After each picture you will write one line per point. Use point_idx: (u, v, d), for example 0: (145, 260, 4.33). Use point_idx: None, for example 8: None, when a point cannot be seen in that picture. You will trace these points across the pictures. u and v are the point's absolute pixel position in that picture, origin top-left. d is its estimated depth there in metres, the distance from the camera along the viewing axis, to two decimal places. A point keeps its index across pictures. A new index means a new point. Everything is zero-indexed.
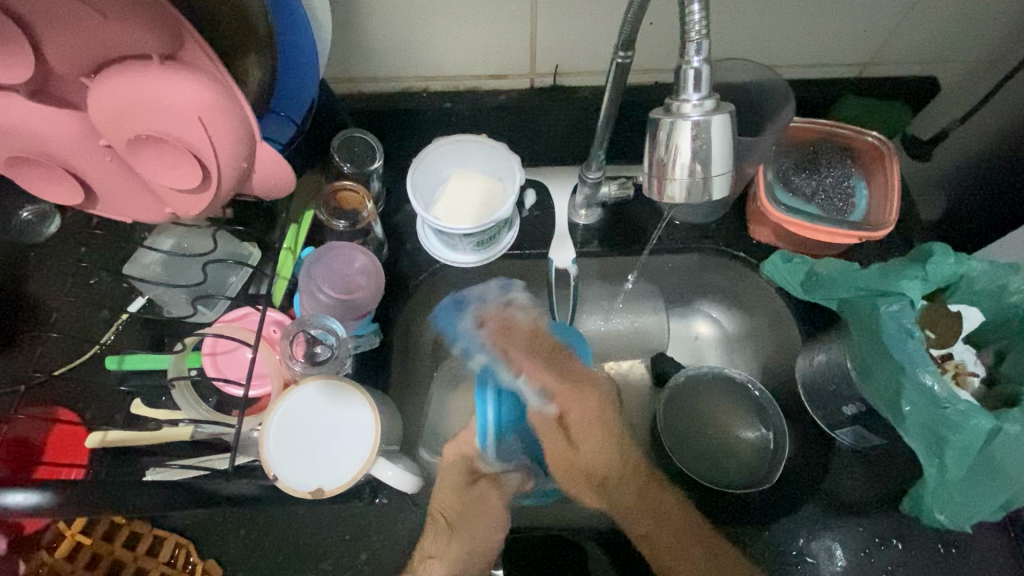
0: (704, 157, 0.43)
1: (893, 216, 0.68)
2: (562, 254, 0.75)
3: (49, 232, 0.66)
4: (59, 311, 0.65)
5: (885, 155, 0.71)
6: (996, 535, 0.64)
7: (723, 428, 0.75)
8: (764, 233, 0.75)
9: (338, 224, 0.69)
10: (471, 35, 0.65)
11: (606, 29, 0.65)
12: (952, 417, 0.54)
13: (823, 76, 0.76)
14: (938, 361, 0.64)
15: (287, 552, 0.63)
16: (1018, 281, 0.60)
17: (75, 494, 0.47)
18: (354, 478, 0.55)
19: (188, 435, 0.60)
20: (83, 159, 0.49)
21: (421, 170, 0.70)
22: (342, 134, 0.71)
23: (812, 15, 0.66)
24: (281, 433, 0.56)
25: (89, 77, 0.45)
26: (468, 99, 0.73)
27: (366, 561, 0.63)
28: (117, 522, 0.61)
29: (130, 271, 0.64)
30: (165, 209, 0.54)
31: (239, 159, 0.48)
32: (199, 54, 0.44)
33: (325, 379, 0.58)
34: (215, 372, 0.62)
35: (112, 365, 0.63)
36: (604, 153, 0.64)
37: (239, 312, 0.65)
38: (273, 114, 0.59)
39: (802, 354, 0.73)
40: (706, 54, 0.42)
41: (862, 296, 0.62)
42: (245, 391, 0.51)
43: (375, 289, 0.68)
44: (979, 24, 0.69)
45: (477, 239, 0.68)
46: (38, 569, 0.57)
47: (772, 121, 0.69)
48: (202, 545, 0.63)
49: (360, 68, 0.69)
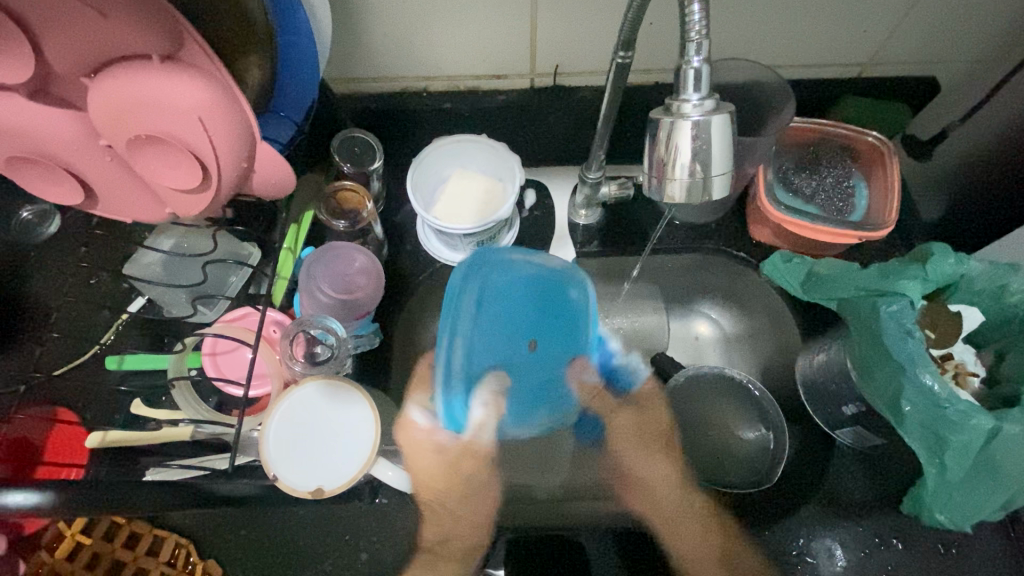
0: (705, 157, 0.43)
1: (893, 216, 0.68)
2: (562, 254, 0.77)
3: (49, 232, 0.66)
4: (59, 311, 0.65)
5: (885, 155, 0.72)
6: (996, 535, 0.64)
7: (723, 428, 0.76)
8: (764, 233, 0.75)
9: (338, 225, 0.69)
10: (470, 35, 0.65)
11: (606, 30, 0.65)
12: (952, 417, 0.54)
13: (824, 76, 0.76)
14: (938, 360, 0.65)
15: (287, 552, 0.63)
16: (1018, 282, 0.59)
17: (75, 495, 0.47)
18: (354, 478, 0.55)
19: (188, 436, 0.59)
20: (83, 159, 0.49)
21: (421, 170, 0.70)
22: (342, 134, 0.71)
23: (813, 15, 0.66)
24: (282, 433, 0.56)
25: (89, 77, 0.45)
26: (467, 100, 0.73)
27: (366, 561, 0.63)
28: (117, 522, 0.61)
29: (130, 271, 0.64)
30: (165, 209, 0.54)
31: (239, 159, 0.48)
32: (198, 54, 0.44)
33: (326, 379, 0.58)
34: (216, 372, 0.62)
35: (113, 365, 0.64)
36: (604, 153, 0.64)
37: (239, 311, 0.65)
38: (273, 113, 0.59)
39: (802, 354, 0.74)
40: (706, 53, 0.42)
41: (862, 295, 0.62)
42: (245, 391, 0.51)
43: (375, 289, 0.68)
44: (980, 24, 0.69)
45: (477, 238, 0.68)
46: (37, 569, 0.57)
47: (772, 120, 0.70)
48: (202, 545, 0.63)
49: (361, 68, 0.69)
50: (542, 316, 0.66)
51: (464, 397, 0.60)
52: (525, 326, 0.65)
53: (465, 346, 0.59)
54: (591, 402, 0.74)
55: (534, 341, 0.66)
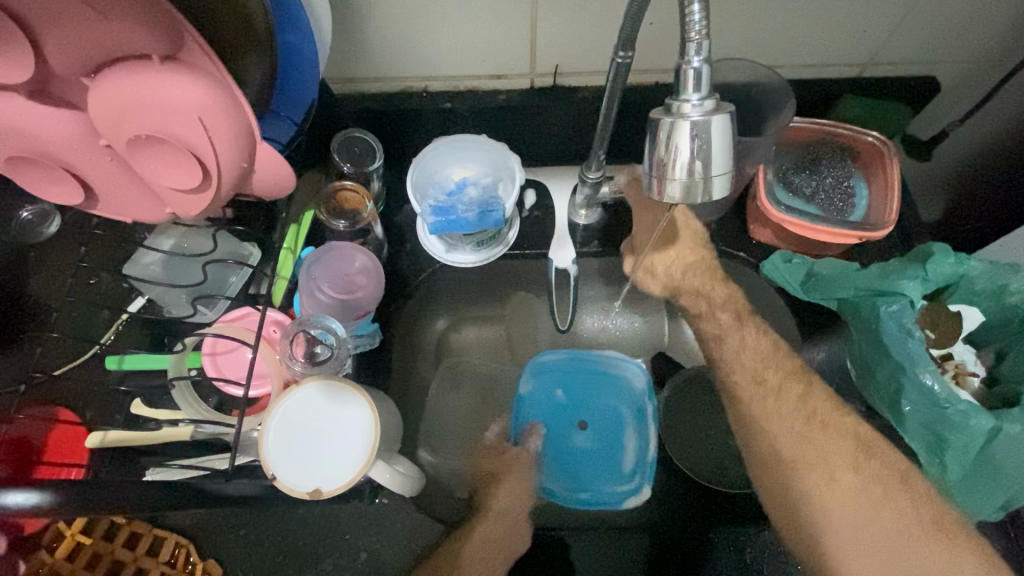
0: (705, 156, 0.43)
1: (893, 216, 0.68)
2: (562, 254, 0.75)
3: (50, 233, 0.65)
4: (59, 311, 0.64)
5: (885, 155, 0.72)
6: (995, 536, 0.64)
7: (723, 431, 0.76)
8: (764, 233, 0.75)
9: (338, 225, 0.69)
10: (469, 35, 0.65)
11: (607, 30, 0.65)
12: (952, 417, 0.54)
13: (824, 77, 0.76)
14: (937, 361, 0.64)
15: (286, 551, 0.65)
16: (1018, 282, 0.60)
17: (74, 495, 0.47)
18: (353, 480, 0.55)
19: (188, 435, 0.60)
20: (85, 159, 0.49)
21: (421, 170, 0.72)
22: (342, 134, 0.72)
23: (814, 15, 0.66)
24: (282, 433, 0.56)
25: (90, 77, 0.45)
26: (467, 100, 0.73)
27: (366, 560, 0.65)
28: (116, 522, 0.61)
29: (130, 271, 0.64)
30: (165, 209, 0.54)
31: (239, 160, 0.48)
32: (200, 55, 0.44)
33: (325, 379, 0.58)
34: (216, 372, 0.62)
35: (112, 365, 0.64)
36: (604, 153, 0.64)
37: (239, 311, 0.65)
38: (273, 113, 0.58)
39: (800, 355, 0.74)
40: (706, 53, 0.42)
41: (862, 295, 0.62)
42: (245, 391, 0.51)
43: (376, 289, 0.69)
44: (980, 25, 0.69)
45: (477, 238, 0.71)
46: (37, 568, 0.57)
47: (772, 121, 0.69)
48: (202, 545, 0.64)
49: (362, 68, 0.69)
50: (552, 402, 0.78)
51: (559, 480, 0.74)
52: (549, 427, 0.78)
53: (557, 460, 0.76)
54: (623, 480, 0.74)
55: (583, 421, 0.78)
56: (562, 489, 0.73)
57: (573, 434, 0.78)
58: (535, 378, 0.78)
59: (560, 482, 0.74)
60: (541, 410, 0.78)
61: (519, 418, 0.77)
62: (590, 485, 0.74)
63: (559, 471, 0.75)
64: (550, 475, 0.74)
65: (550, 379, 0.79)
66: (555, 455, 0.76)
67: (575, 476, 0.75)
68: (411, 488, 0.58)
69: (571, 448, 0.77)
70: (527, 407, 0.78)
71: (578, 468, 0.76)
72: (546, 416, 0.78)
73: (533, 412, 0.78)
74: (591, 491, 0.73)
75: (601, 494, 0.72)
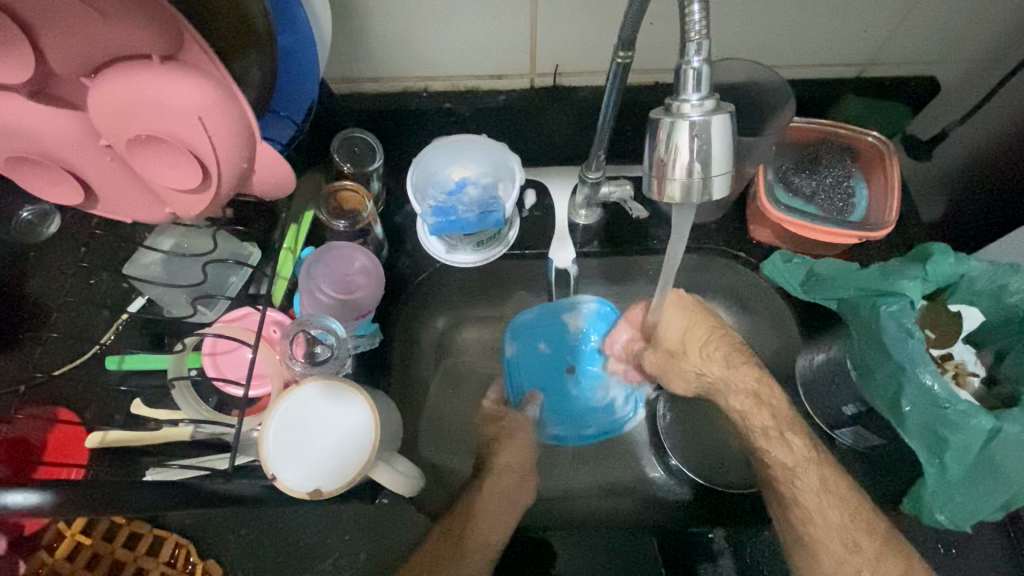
0: (705, 156, 0.43)
1: (893, 216, 0.68)
2: (562, 254, 0.74)
3: (49, 233, 0.65)
4: (59, 311, 0.65)
5: (885, 155, 0.72)
6: (994, 534, 0.65)
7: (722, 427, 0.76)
8: (764, 234, 0.75)
9: (338, 224, 0.69)
10: (468, 35, 0.65)
11: (607, 30, 0.65)
12: (952, 417, 0.54)
13: (825, 77, 0.76)
14: (938, 361, 0.64)
15: (288, 550, 0.65)
16: (1018, 282, 0.60)
17: (75, 495, 0.47)
18: (354, 479, 0.55)
19: (188, 436, 0.60)
20: (85, 159, 0.49)
21: (421, 170, 0.72)
22: (342, 134, 0.72)
23: (814, 15, 0.66)
24: (282, 433, 0.56)
25: (90, 77, 0.45)
26: (467, 99, 0.73)
27: (366, 560, 0.65)
28: (117, 522, 0.62)
29: (130, 271, 0.64)
30: (165, 209, 0.54)
31: (239, 160, 0.48)
32: (199, 54, 0.44)
33: (326, 379, 0.58)
34: (216, 372, 0.62)
35: (112, 365, 0.64)
36: (604, 153, 0.64)
37: (239, 311, 0.66)
38: (273, 113, 0.59)
39: (802, 354, 0.73)
40: (706, 54, 0.42)
41: (862, 295, 0.62)
42: (245, 391, 0.51)
43: (376, 289, 0.69)
44: (981, 25, 0.68)
45: (477, 238, 0.71)
46: (38, 568, 0.58)
47: (771, 121, 0.70)
48: (201, 545, 0.64)
49: (362, 68, 0.69)
50: (539, 355, 0.78)
51: (563, 424, 0.77)
52: (542, 380, 0.78)
53: (555, 407, 0.78)
54: (620, 404, 0.78)
55: (572, 364, 0.79)
56: (567, 430, 0.77)
57: (565, 377, 0.79)
58: (518, 339, 0.77)
59: (563, 426, 0.77)
60: (531, 366, 0.78)
61: (513, 381, 0.78)
62: (590, 421, 0.77)
63: (560, 416, 0.77)
64: (552, 422, 0.77)
65: (531, 330, 0.78)
66: (553, 405, 0.78)
67: (575, 416, 0.77)
68: (413, 489, 0.59)
69: (567, 393, 0.78)
70: (519, 367, 0.78)
71: (576, 407, 0.78)
72: (535, 369, 0.78)
73: (523, 369, 0.78)
74: (594, 425, 0.77)
75: (605, 425, 0.77)
